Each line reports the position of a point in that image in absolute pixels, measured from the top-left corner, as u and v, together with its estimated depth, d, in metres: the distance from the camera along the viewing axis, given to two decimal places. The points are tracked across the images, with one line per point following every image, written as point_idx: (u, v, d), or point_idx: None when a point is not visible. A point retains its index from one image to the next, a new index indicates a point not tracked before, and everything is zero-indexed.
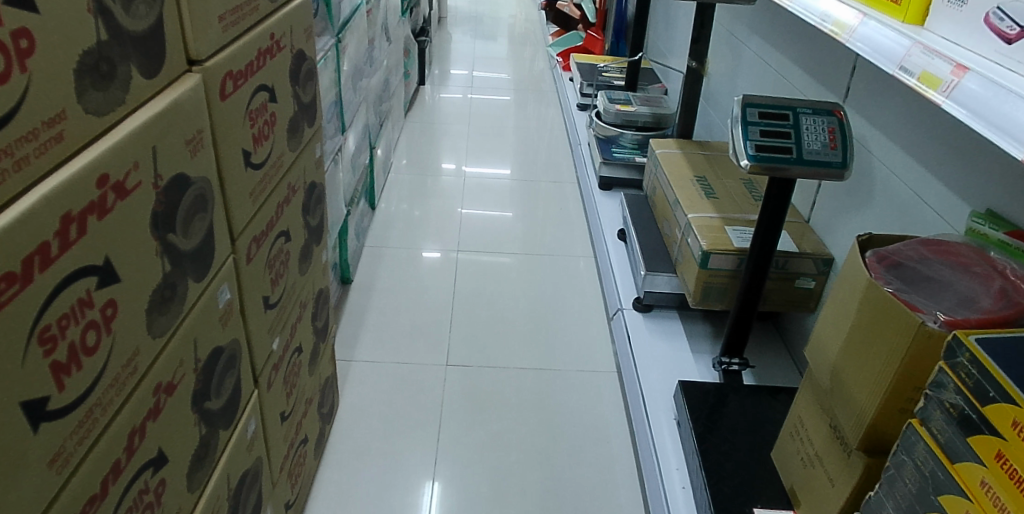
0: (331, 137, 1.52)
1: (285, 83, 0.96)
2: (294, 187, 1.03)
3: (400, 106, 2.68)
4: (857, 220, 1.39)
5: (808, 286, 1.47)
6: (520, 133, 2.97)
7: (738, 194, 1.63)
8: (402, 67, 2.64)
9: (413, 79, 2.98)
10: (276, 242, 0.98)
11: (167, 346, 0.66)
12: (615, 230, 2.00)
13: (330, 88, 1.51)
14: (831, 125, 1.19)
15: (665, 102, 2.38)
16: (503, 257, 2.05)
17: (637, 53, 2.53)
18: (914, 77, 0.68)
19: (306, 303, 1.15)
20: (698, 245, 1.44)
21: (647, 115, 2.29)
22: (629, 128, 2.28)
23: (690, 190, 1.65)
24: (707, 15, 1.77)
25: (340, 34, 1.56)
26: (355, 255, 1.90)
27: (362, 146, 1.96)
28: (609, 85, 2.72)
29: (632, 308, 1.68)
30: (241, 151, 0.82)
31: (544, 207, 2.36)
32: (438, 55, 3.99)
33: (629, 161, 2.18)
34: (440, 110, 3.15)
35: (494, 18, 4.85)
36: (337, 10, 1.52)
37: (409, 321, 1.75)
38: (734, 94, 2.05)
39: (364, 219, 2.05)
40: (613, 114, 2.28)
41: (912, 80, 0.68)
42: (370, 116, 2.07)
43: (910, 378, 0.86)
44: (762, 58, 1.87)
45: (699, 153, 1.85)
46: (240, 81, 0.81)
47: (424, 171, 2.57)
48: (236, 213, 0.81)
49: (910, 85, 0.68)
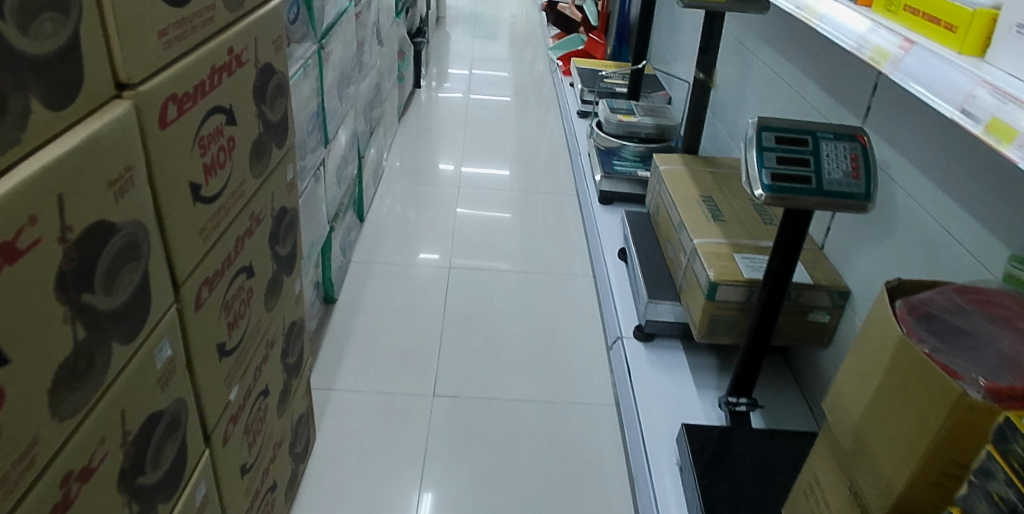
0: (312, 150, 1.42)
1: (246, 102, 0.85)
2: (259, 216, 0.92)
3: (394, 110, 2.57)
4: (877, 252, 1.29)
5: (822, 320, 1.37)
6: (519, 140, 2.86)
7: (748, 217, 1.53)
8: (395, 70, 2.53)
9: (408, 81, 2.87)
10: (236, 280, 0.87)
11: (81, 426, 0.57)
12: (616, 249, 1.90)
13: (311, 97, 1.40)
14: (853, 151, 1.09)
15: (669, 112, 2.26)
16: (497, 275, 1.95)
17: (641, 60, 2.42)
18: (981, 125, 0.56)
19: (274, 340, 1.05)
20: (705, 275, 1.34)
21: (650, 126, 2.17)
22: (632, 139, 2.17)
23: (697, 211, 1.55)
24: (717, 24, 1.66)
25: (323, 40, 1.45)
26: (339, 272, 1.79)
27: (350, 157, 1.86)
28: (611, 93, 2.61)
29: (632, 337, 1.57)
30: (188, 185, 0.72)
31: (542, 221, 2.25)
32: (436, 55, 3.87)
33: (632, 175, 2.08)
34: (436, 114, 3.04)
35: (494, 18, 4.72)
36: (320, 14, 1.41)
37: (396, 346, 1.65)
38: (743, 106, 1.94)
39: (352, 232, 1.95)
40: (615, 125, 2.18)
41: (978, 128, 0.56)
42: (358, 124, 1.96)
43: (945, 453, 0.76)
44: (774, 70, 1.76)
45: (706, 170, 1.74)
46: (187, 104, 0.70)
47: (417, 178, 2.46)
48: (179, 256, 0.71)
49: (976, 133, 0.56)
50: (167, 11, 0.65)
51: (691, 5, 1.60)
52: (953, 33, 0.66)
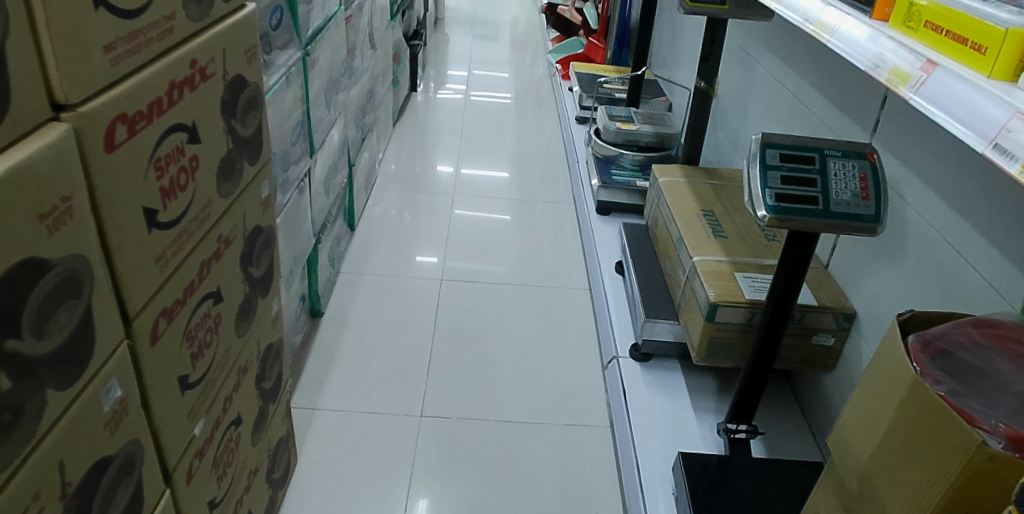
0: (295, 161, 1.36)
1: (213, 118, 0.79)
2: (228, 238, 0.87)
3: (388, 115, 2.51)
4: (884, 274, 1.23)
5: (826, 343, 1.32)
6: (516, 145, 2.80)
7: (750, 233, 1.47)
8: (390, 74, 2.48)
9: (403, 85, 2.81)
10: (201, 307, 0.82)
11: (9, 483, 0.51)
12: (613, 262, 1.84)
13: (295, 106, 1.34)
14: (862, 171, 1.03)
15: (669, 120, 2.20)
16: (490, 287, 1.89)
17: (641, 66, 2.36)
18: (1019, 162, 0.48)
19: (247, 366, 0.99)
20: (705, 295, 1.28)
21: (649, 135, 2.11)
22: (630, 148, 2.11)
23: (697, 226, 1.49)
24: (719, 31, 1.60)
25: (309, 46, 1.40)
26: (326, 284, 1.74)
27: (339, 165, 1.80)
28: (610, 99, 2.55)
29: (628, 356, 1.51)
30: (143, 210, 0.66)
31: (538, 230, 2.19)
32: (434, 57, 3.81)
33: (631, 185, 2.02)
34: (432, 118, 2.98)
35: (493, 20, 4.66)
36: (305, 19, 1.36)
37: (383, 362, 1.60)
38: (746, 116, 1.89)
39: (341, 241, 1.89)
40: (613, 133, 2.12)
41: (1014, 167, 0.48)
42: (349, 130, 1.90)
43: (960, 506, 0.70)
44: (778, 79, 1.71)
45: (707, 182, 1.68)
46: (141, 123, 0.64)
47: (411, 185, 2.40)
48: (131, 288, 0.65)
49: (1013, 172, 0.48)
50: (117, 23, 0.59)
51: (692, 12, 1.54)
52: (982, 55, 0.57)
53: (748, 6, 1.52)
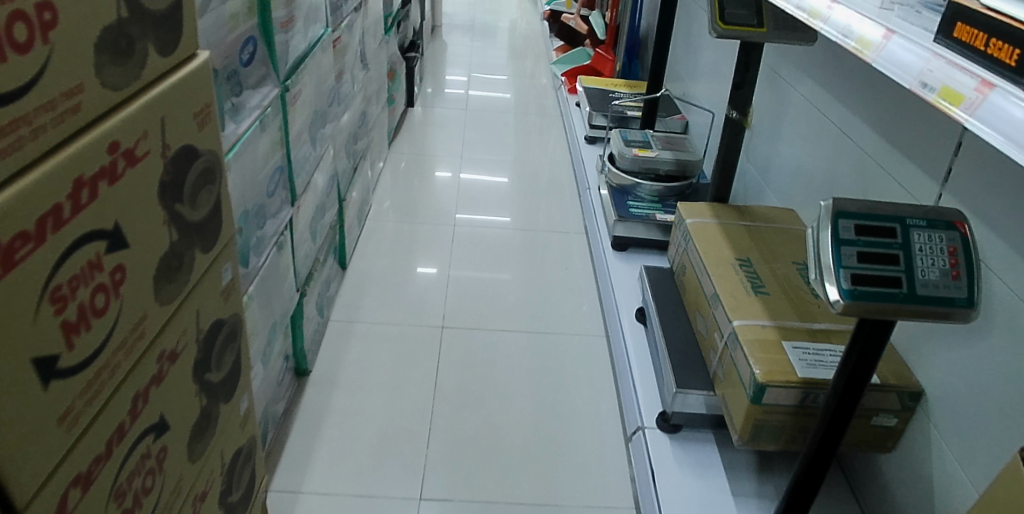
0: (273, 213, 1.18)
1: (149, 209, 0.61)
2: (176, 349, 0.69)
3: (383, 136, 2.33)
4: (960, 349, 1.05)
5: (888, 424, 1.14)
6: (521, 164, 2.61)
7: (793, 289, 1.29)
8: (384, 91, 2.29)
9: (399, 101, 2.63)
10: (137, 446, 0.64)
11: None
12: (633, 308, 1.66)
13: (273, 150, 1.16)
14: (952, 242, 0.84)
15: (688, 144, 2.01)
16: (496, 334, 1.70)
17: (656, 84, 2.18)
18: None
19: (207, 487, 0.81)
20: (749, 372, 1.10)
21: (669, 162, 1.92)
22: (647, 177, 1.93)
23: (733, 281, 1.31)
24: (754, 55, 1.41)
25: (289, 79, 1.22)
26: (312, 338, 1.56)
27: (328, 203, 1.62)
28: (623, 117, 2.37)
29: (655, 427, 1.34)
30: (35, 362, 0.48)
31: (548, 263, 2.00)
32: (431, 66, 3.62)
33: (650, 218, 1.83)
34: (432, 134, 2.79)
35: (492, 26, 4.47)
36: (284, 50, 1.18)
37: (378, 430, 1.42)
38: (777, 144, 1.70)
39: (330, 285, 1.71)
40: (629, 160, 1.93)
41: None
42: (338, 162, 1.72)
43: None
44: (817, 107, 1.52)
45: (740, 224, 1.50)
46: (28, 245, 0.46)
47: (408, 212, 2.21)
48: (17, 471, 0.47)
49: None
50: None
51: (724, 35, 1.34)
52: None
53: (790, 28, 1.33)
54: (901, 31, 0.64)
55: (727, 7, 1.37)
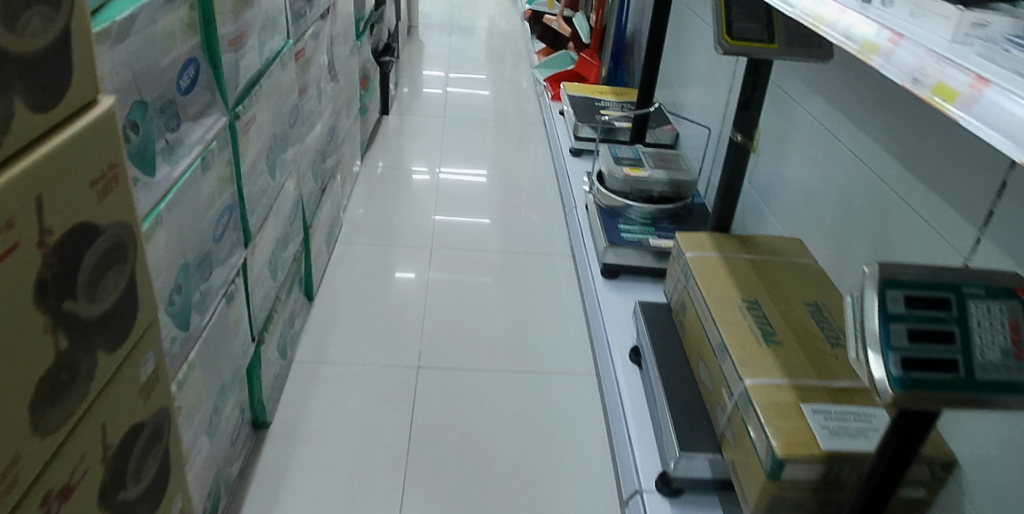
0: (220, 261, 1.02)
1: (20, 318, 0.46)
2: (69, 482, 0.54)
3: (355, 150, 2.17)
4: (1004, 420, 0.93)
5: (913, 495, 1.02)
6: (502, 176, 2.46)
7: (808, 338, 1.17)
8: (355, 102, 2.13)
9: (373, 111, 2.47)
10: None
11: None
12: (626, 346, 1.52)
13: (220, 187, 1.00)
14: (1014, 315, 0.71)
15: (683, 161, 1.87)
16: (477, 374, 1.56)
17: (648, 95, 2.04)
18: None
19: None
20: (766, 443, 0.97)
21: (663, 183, 1.77)
22: (638, 199, 1.78)
23: (742, 328, 1.18)
24: (762, 74, 1.28)
25: (240, 104, 1.06)
26: (272, 385, 1.40)
27: (291, 232, 1.46)
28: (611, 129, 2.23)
29: (654, 489, 1.21)
30: None
31: (532, 289, 1.86)
32: (407, 68, 3.45)
33: (642, 244, 1.69)
34: (407, 143, 2.63)
35: (470, 26, 4.30)
36: (233, 71, 1.02)
37: (345, 491, 1.27)
38: (781, 167, 1.58)
39: (294, 321, 1.55)
40: (620, 180, 1.77)
41: None
42: (303, 186, 1.56)
43: None
44: (828, 129, 1.40)
45: (745, 259, 1.37)
46: None
47: (381, 232, 2.06)
48: None
49: None
50: None
51: (732, 51, 1.21)
52: None
53: (803, 43, 1.21)
54: (997, 78, 0.47)
55: (735, 17, 1.23)
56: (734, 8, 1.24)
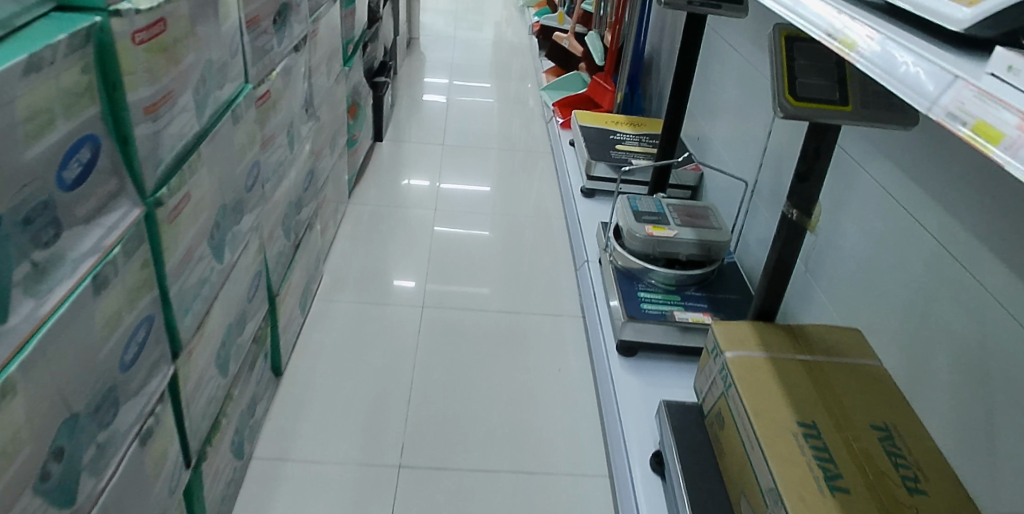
0: (131, 393, 0.79)
1: None
2: None
3: (339, 187, 1.93)
4: None
5: None
6: (505, 214, 2.21)
7: (881, 482, 0.93)
8: (340, 134, 1.89)
9: (363, 139, 2.23)
10: None
11: None
12: (646, 447, 1.28)
13: (134, 298, 0.76)
14: None
15: (713, 216, 1.60)
16: (470, 476, 1.31)
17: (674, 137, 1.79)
18: None
19: None
20: None
21: (692, 244, 1.51)
22: (661, 262, 1.55)
23: (800, 469, 0.94)
24: (828, 139, 1.03)
25: (167, 183, 0.82)
26: (221, 497, 1.16)
27: (250, 310, 1.22)
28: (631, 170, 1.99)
29: None
30: None
31: (535, 360, 1.61)
32: (405, 84, 3.20)
33: (667, 317, 1.45)
34: (401, 174, 2.38)
35: (473, 37, 4.06)
36: (155, 144, 0.78)
37: None
38: (834, 236, 1.33)
39: (253, 409, 1.31)
40: (641, 241, 1.52)
41: None
42: (269, 248, 1.32)
43: None
44: (901, 203, 1.15)
45: (797, 360, 1.13)
46: None
47: (366, 283, 1.81)
48: None
49: None
50: None
51: (796, 113, 0.94)
52: None
53: (883, 106, 0.96)
54: None
55: (798, 68, 0.98)
56: (796, 58, 0.99)
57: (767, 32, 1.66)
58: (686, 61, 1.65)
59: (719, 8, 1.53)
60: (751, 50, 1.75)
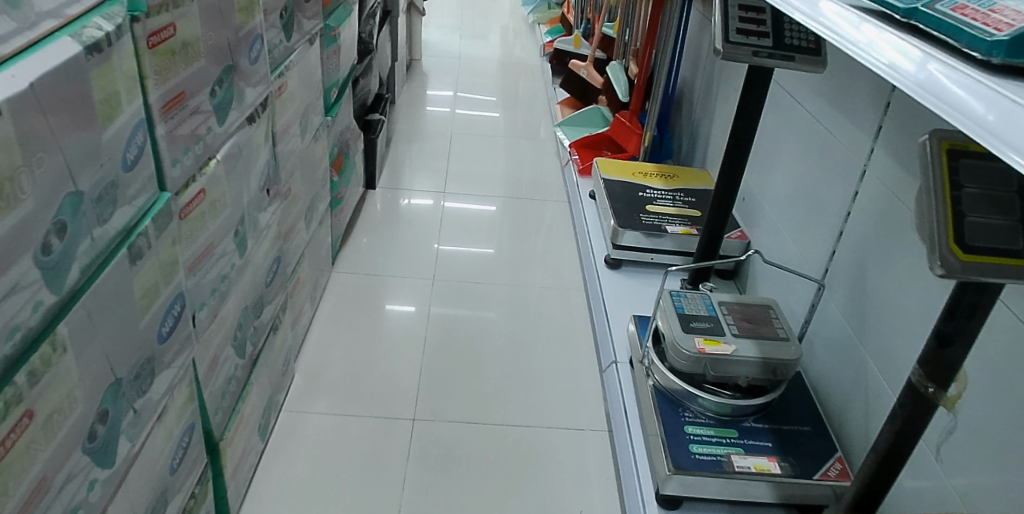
0: None
1: None
2: None
3: (317, 259, 1.61)
4: None
5: None
6: (515, 280, 1.88)
7: None
8: (318, 198, 1.57)
9: (350, 192, 1.90)
10: None
11: None
12: None
13: None
14: None
15: (778, 320, 1.29)
16: None
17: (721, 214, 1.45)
18: None
19: None
20: None
21: (753, 364, 1.20)
22: (713, 383, 1.23)
23: None
24: (990, 296, 0.71)
25: None
26: None
27: (175, 482, 0.91)
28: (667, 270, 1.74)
29: None
30: None
31: (551, 496, 1.29)
32: (403, 111, 2.86)
33: (724, 467, 1.13)
34: (395, 228, 2.05)
35: (480, 54, 3.72)
36: None
37: None
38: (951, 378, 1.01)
39: None
40: (689, 359, 1.21)
41: None
42: (208, 384, 1.01)
43: None
44: None
45: None
46: None
47: (347, 381, 1.49)
48: None
49: None
50: None
51: (965, 274, 0.62)
52: None
53: None
54: None
55: (965, 200, 0.66)
56: (964, 183, 0.67)
57: (845, 88, 1.33)
58: (744, 125, 1.33)
59: (792, 60, 1.20)
60: (820, 107, 1.42)
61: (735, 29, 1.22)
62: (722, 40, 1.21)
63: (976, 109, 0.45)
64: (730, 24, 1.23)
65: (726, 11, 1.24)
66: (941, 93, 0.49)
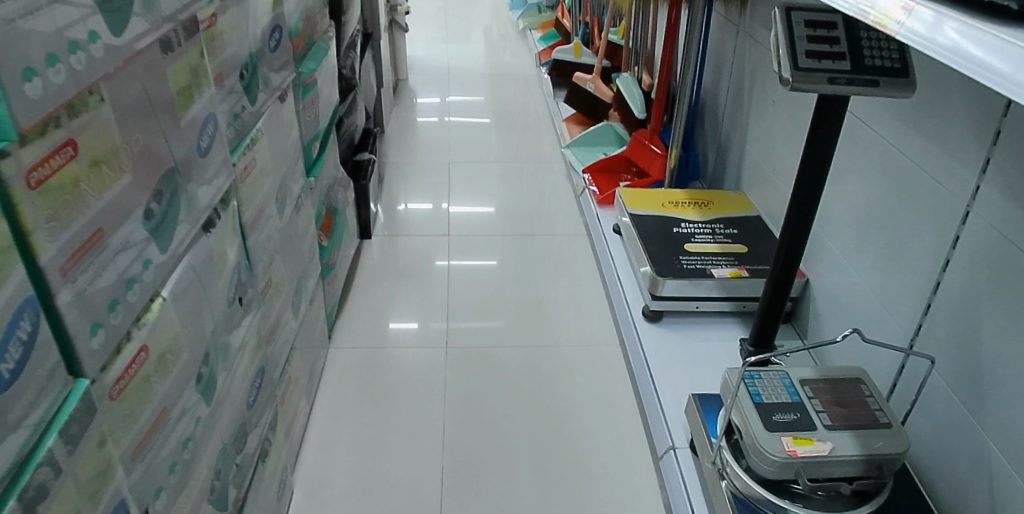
0: None
1: None
2: None
3: (309, 345, 1.37)
4: None
5: None
6: (539, 338, 1.65)
7: None
8: (307, 276, 1.33)
9: (342, 253, 1.66)
10: None
11: None
12: None
13: None
14: None
15: (875, 399, 1.05)
16: None
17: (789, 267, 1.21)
18: None
19: None
20: None
21: (856, 465, 0.97)
22: (806, 490, 1.00)
23: None
24: None
25: None
26: None
27: None
28: (723, 324, 1.53)
29: None
30: None
31: None
32: (394, 139, 2.62)
33: None
34: (397, 284, 1.81)
35: (470, 66, 3.48)
36: None
37: None
38: None
39: None
40: (777, 465, 0.98)
41: None
42: None
43: None
44: None
45: None
46: None
47: (355, 495, 1.25)
48: None
49: None
50: None
51: None
52: None
53: None
54: None
55: None
56: None
57: (934, 109, 1.09)
58: (814, 164, 1.09)
59: (877, 85, 0.96)
60: (898, 130, 1.18)
61: (804, 52, 1.00)
62: (790, 67, 0.98)
63: (1003, 69, 0.46)
64: (796, 46, 1.01)
65: (791, 31, 1.02)
66: (968, 55, 0.49)
